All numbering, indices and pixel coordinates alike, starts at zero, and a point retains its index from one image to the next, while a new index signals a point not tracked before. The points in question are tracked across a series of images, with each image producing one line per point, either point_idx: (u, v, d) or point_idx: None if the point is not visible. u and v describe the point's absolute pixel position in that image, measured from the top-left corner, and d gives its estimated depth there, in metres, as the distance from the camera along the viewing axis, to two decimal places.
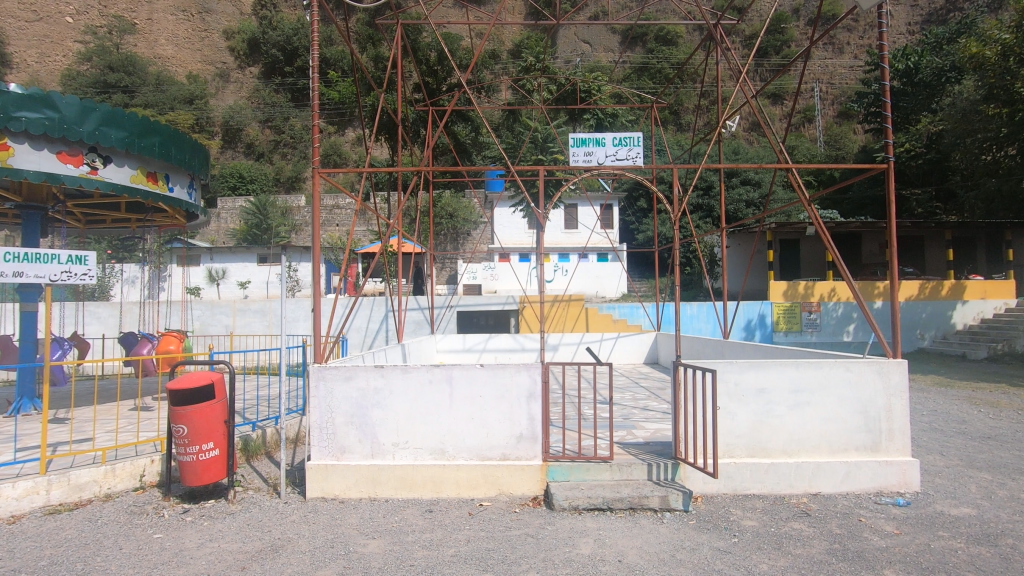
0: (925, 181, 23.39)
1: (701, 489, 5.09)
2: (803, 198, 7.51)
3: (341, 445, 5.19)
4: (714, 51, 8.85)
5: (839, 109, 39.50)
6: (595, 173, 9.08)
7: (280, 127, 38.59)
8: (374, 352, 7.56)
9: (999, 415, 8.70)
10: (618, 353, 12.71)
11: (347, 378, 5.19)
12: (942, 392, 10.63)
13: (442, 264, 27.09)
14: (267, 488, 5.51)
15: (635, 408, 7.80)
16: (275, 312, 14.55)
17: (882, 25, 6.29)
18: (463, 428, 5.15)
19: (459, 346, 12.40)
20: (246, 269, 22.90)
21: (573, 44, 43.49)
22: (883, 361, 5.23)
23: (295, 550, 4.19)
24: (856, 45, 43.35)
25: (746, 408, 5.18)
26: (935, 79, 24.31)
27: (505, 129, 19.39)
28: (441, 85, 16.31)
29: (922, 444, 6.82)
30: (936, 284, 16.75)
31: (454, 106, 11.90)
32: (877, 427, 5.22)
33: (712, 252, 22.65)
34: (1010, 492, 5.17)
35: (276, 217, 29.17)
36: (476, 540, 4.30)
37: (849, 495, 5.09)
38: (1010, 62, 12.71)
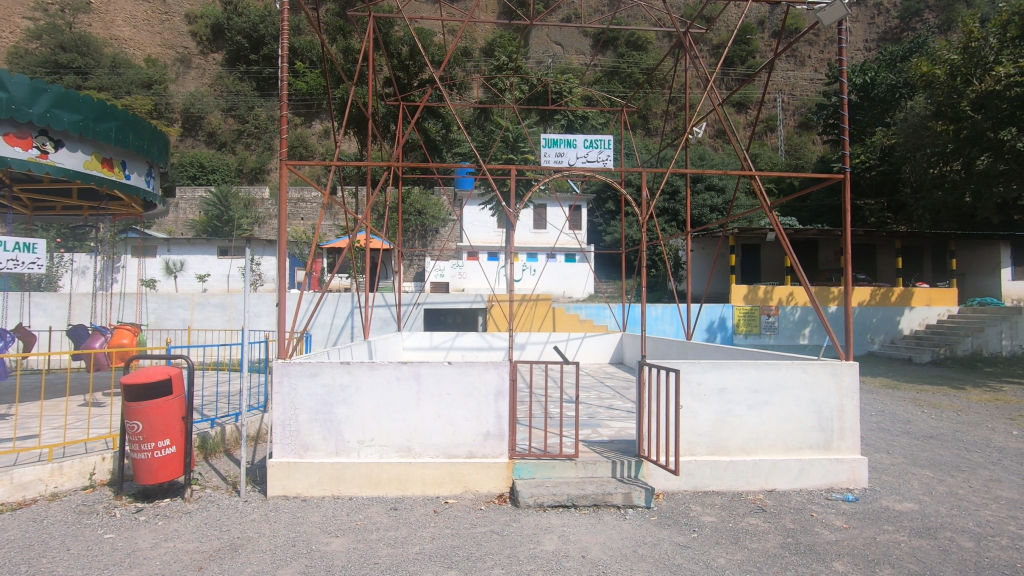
0: (877, 192, 24.36)
1: (662, 486, 5.21)
2: (765, 205, 7.61)
3: (304, 442, 5.10)
4: (683, 57, 8.98)
5: (799, 120, 40.94)
6: (566, 174, 9.14)
7: (244, 116, 37.56)
8: (340, 348, 7.44)
9: (941, 415, 9.20)
10: (584, 352, 12.85)
11: (312, 374, 5.11)
12: (891, 394, 11.14)
13: (410, 262, 26.85)
14: (226, 486, 5.37)
15: (600, 406, 7.92)
16: (236, 307, 14.20)
17: (842, 40, 6.55)
18: (430, 426, 5.14)
19: (426, 343, 12.36)
20: (206, 262, 22.14)
21: (545, 45, 43.76)
22: (836, 362, 5.46)
23: (254, 548, 4.11)
24: (816, 58, 45.04)
25: (707, 407, 5.33)
26: (888, 94, 25.46)
27: (475, 127, 19.15)
28: (413, 80, 16.67)
29: (871, 443, 7.13)
30: (886, 292, 17.76)
31: (426, 102, 11.52)
32: (830, 426, 5.44)
33: (677, 254, 23.15)
34: (949, 488, 5.48)
35: (238, 209, 28.43)
36: (441, 538, 4.30)
37: (802, 492, 5.30)
38: (956, 81, 13.35)
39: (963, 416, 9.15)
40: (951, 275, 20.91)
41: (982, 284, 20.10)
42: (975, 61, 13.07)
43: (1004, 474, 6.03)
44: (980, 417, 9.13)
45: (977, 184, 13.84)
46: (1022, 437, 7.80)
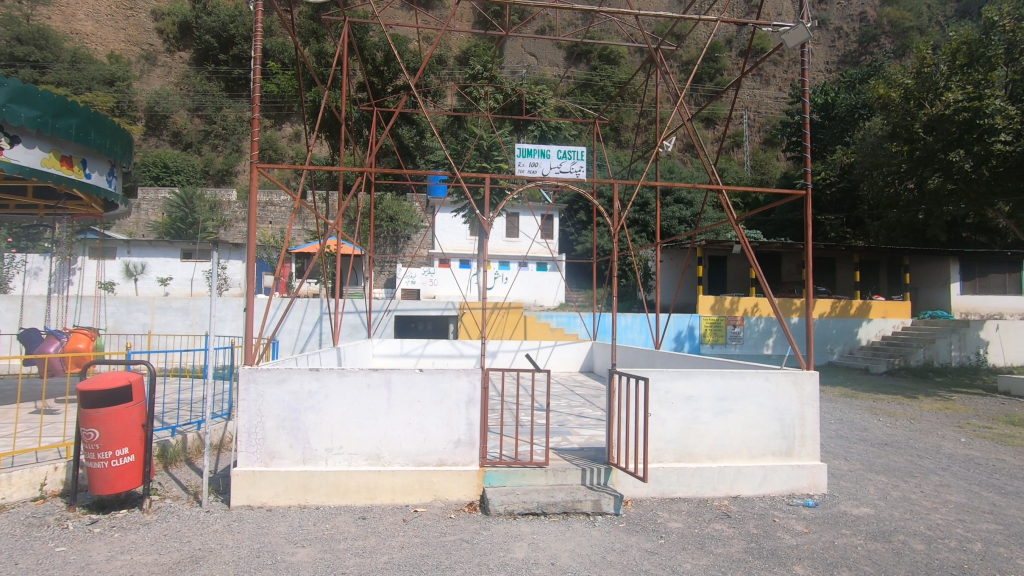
0: (837, 208, 25.26)
1: (631, 493, 5.27)
2: (731, 219, 7.74)
3: (270, 450, 4.99)
4: (654, 73, 9.20)
5: (764, 136, 42.26)
6: (539, 183, 9.21)
7: (211, 117, 36.73)
8: (308, 355, 7.34)
9: (895, 423, 9.57)
10: (555, 360, 12.94)
11: (280, 380, 5.02)
12: (849, 403, 11.53)
13: (381, 268, 26.63)
14: (186, 496, 5.20)
15: (570, 414, 8.00)
16: (200, 311, 13.83)
17: (804, 62, 6.82)
18: (400, 433, 5.10)
19: (396, 350, 12.28)
20: (168, 264, 21.48)
21: (519, 56, 44.25)
22: (798, 372, 5.65)
23: (216, 560, 3.99)
24: (780, 78, 46.72)
25: (675, 414, 5.43)
26: (848, 114, 26.51)
27: (449, 135, 19.17)
28: (387, 86, 16.69)
29: (830, 450, 7.37)
30: (846, 304, 18.40)
31: (400, 109, 11.41)
32: (792, 433, 5.61)
33: (646, 265, 23.53)
34: (903, 493, 5.71)
35: (204, 211, 27.71)
36: (410, 546, 4.26)
37: (765, 497, 5.43)
38: (910, 104, 14.03)
39: (915, 424, 9.54)
40: (905, 289, 21.77)
41: (934, 297, 21.00)
42: (927, 86, 13.79)
43: (953, 479, 6.31)
44: (931, 425, 9.54)
45: (927, 203, 14.45)
46: (970, 444, 8.18)
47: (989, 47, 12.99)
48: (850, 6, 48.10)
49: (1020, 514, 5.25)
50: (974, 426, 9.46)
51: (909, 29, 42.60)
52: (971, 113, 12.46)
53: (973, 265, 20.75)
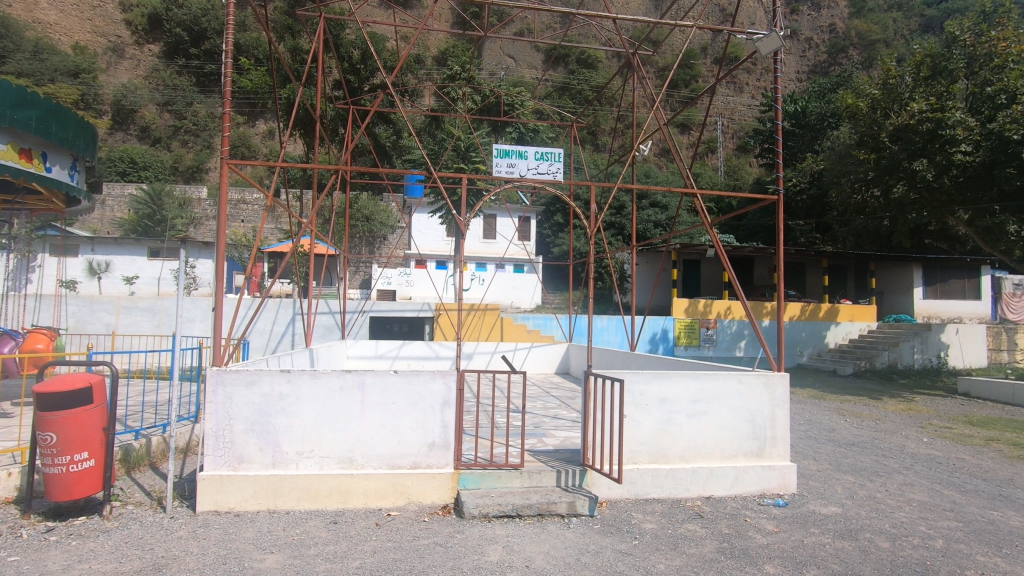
0: (807, 214, 25.84)
1: (606, 494, 5.29)
2: (705, 223, 7.77)
3: (239, 454, 4.86)
4: (631, 77, 9.24)
5: (738, 142, 43.16)
6: (516, 184, 9.18)
7: (181, 112, 35.84)
8: (280, 356, 7.16)
9: (861, 424, 9.83)
10: (531, 362, 12.92)
11: (249, 382, 4.89)
12: (818, 404, 11.79)
13: (357, 268, 26.37)
14: (150, 502, 5.03)
15: (545, 416, 7.99)
16: (167, 312, 13.43)
17: (777, 70, 6.95)
18: (374, 436, 5.02)
19: (370, 352, 12.16)
20: (135, 263, 20.87)
21: (498, 57, 44.32)
22: (769, 374, 5.74)
23: (180, 568, 3.86)
24: (753, 86, 47.83)
25: (649, 416, 5.46)
26: (818, 123, 27.20)
27: (427, 135, 19.07)
28: (363, 84, 16.49)
29: (799, 451, 7.52)
30: (815, 307, 18.73)
31: (377, 108, 11.09)
32: (763, 435, 5.70)
33: (622, 268, 23.69)
34: (868, 492, 5.86)
35: (172, 209, 27.06)
36: (383, 551, 4.18)
37: (737, 498, 5.51)
38: (877, 114, 14.41)
39: (880, 425, 9.80)
40: (871, 293, 22.39)
41: (898, 302, 21.63)
42: (893, 97, 14.20)
43: (916, 478, 6.50)
44: (896, 425, 9.80)
45: (891, 211, 14.87)
46: (931, 444, 8.44)
47: (950, 61, 13.52)
48: (820, 18, 49.41)
49: (978, 511, 5.43)
50: (936, 427, 9.75)
51: (876, 42, 44.00)
52: (934, 123, 12.91)
53: (934, 271, 21.47)
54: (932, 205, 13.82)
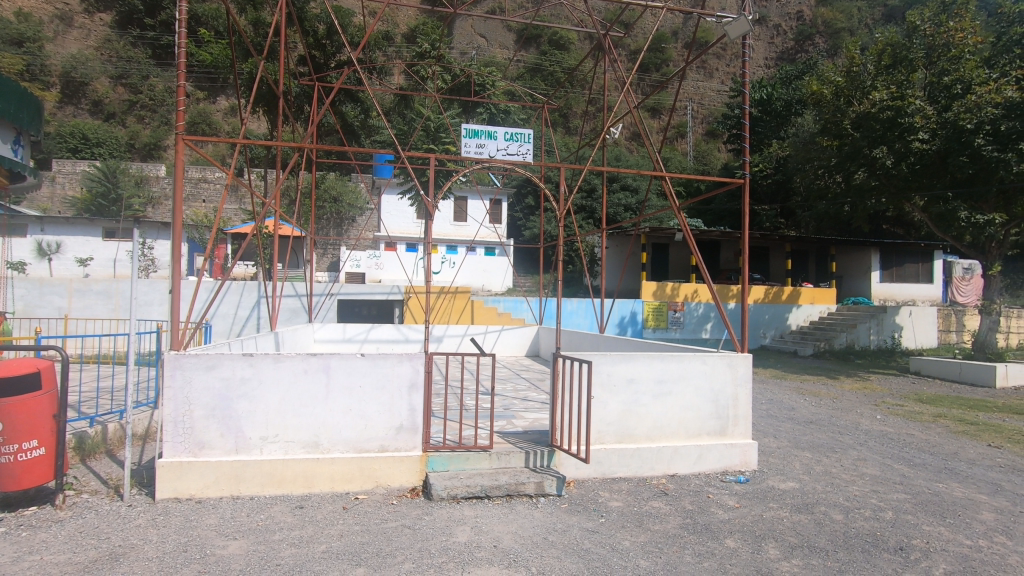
0: (772, 199, 26.34)
1: (573, 474, 5.36)
2: (673, 207, 7.76)
3: (199, 440, 4.73)
4: (602, 59, 9.16)
5: (707, 127, 43.67)
6: (485, 165, 9.08)
7: (136, 86, 34.24)
8: (243, 339, 6.99)
9: (819, 402, 10.20)
10: (501, 345, 12.94)
11: (209, 366, 4.75)
12: (779, 384, 12.18)
13: (324, 250, 25.91)
14: (107, 490, 4.88)
15: (515, 398, 8.05)
16: (122, 295, 12.92)
17: (745, 54, 6.97)
18: (340, 420, 4.95)
19: (338, 335, 11.98)
20: (88, 244, 20.02)
21: (469, 36, 43.57)
22: (732, 355, 5.87)
23: (139, 557, 3.76)
24: (723, 71, 48.36)
25: (617, 397, 5.53)
26: (784, 109, 27.68)
27: (396, 115, 18.70)
28: (328, 60, 15.96)
29: (760, 429, 7.76)
30: (778, 290, 19.21)
31: (342, 84, 10.60)
32: (725, 414, 5.85)
33: (592, 251, 23.84)
34: (824, 467, 6.09)
35: (128, 187, 25.95)
36: (349, 534, 4.16)
37: (700, 475, 5.65)
38: (840, 101, 14.75)
39: (837, 403, 10.20)
40: (831, 277, 23.08)
41: (856, 285, 22.37)
42: (856, 85, 14.54)
43: (870, 453, 6.79)
44: (852, 404, 10.21)
45: (851, 197, 15.27)
46: (884, 421, 8.82)
47: (910, 50, 13.86)
48: (789, 4, 50.06)
49: (926, 484, 5.71)
50: (888, 405, 10.20)
51: (841, 30, 44.78)
52: (894, 112, 13.26)
53: (890, 255, 22.28)
54: (890, 191, 14.21)
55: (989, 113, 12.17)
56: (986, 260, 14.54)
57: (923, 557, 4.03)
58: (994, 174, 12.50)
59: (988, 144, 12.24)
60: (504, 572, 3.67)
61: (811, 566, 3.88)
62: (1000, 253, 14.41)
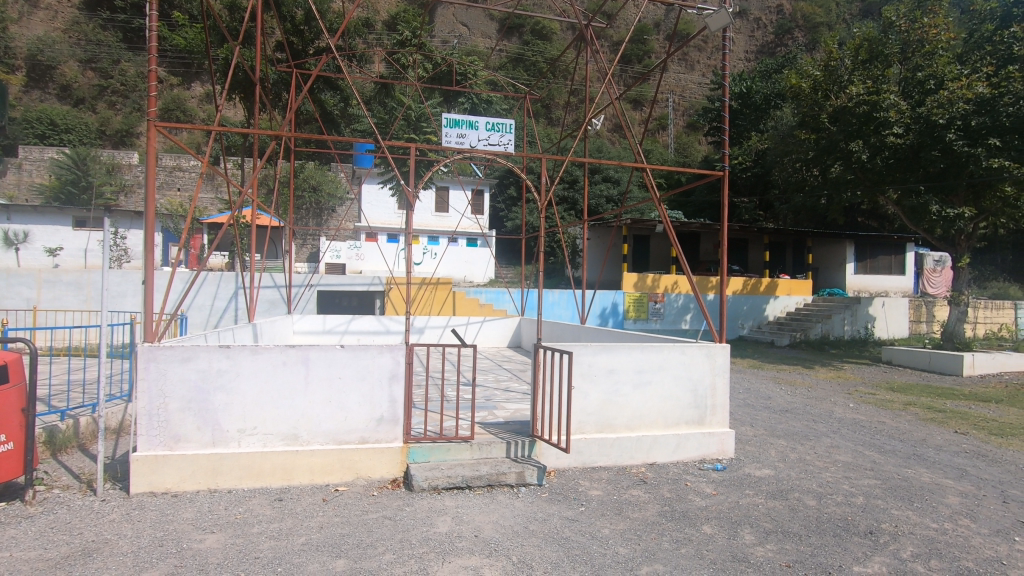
0: (751, 191, 26.66)
1: (554, 464, 5.39)
2: (654, 198, 7.78)
3: (175, 433, 4.65)
4: (583, 50, 9.12)
5: (688, 120, 43.98)
6: (467, 156, 9.01)
7: (107, 71, 33.23)
8: (219, 331, 6.87)
9: (794, 391, 10.44)
10: (483, 336, 12.94)
11: (184, 359, 4.66)
12: (756, 374, 12.40)
13: (304, 240, 25.58)
14: (79, 485, 4.77)
15: (496, 389, 8.07)
16: (94, 285, 12.59)
17: (725, 46, 7.00)
18: (319, 412, 4.91)
19: (318, 326, 11.87)
20: (57, 233, 19.46)
21: (451, 25, 43.12)
22: (711, 345, 5.95)
23: (114, 551, 3.69)
24: (704, 64, 48.69)
25: (597, 387, 5.58)
26: (763, 103, 27.97)
27: (376, 104, 18.46)
28: (307, 47, 15.67)
29: (738, 418, 7.91)
30: (756, 282, 19.50)
31: (321, 72, 10.31)
32: (704, 403, 5.94)
33: (574, 243, 23.90)
34: (798, 455, 6.23)
35: (99, 175, 25.23)
36: (330, 526, 4.14)
37: (678, 463, 5.74)
38: (818, 95, 14.78)
39: (812, 392, 10.45)
40: (807, 268, 23.51)
41: (831, 277, 22.83)
42: (833, 79, 14.59)
43: (842, 441, 6.97)
44: (826, 392, 10.46)
45: (827, 190, 15.37)
46: (856, 409, 9.06)
47: (886, 45, 14.06)
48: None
49: (895, 469, 5.89)
50: (861, 393, 10.48)
51: (819, 25, 45.34)
52: (871, 106, 13.44)
53: (865, 248, 22.76)
54: (865, 184, 14.44)
55: (961, 109, 12.51)
56: (956, 253, 14.94)
57: (892, 540, 4.16)
58: (964, 169, 12.86)
59: (959, 139, 12.57)
60: (485, 561, 3.69)
61: (785, 551, 3.97)
62: (969, 246, 14.82)
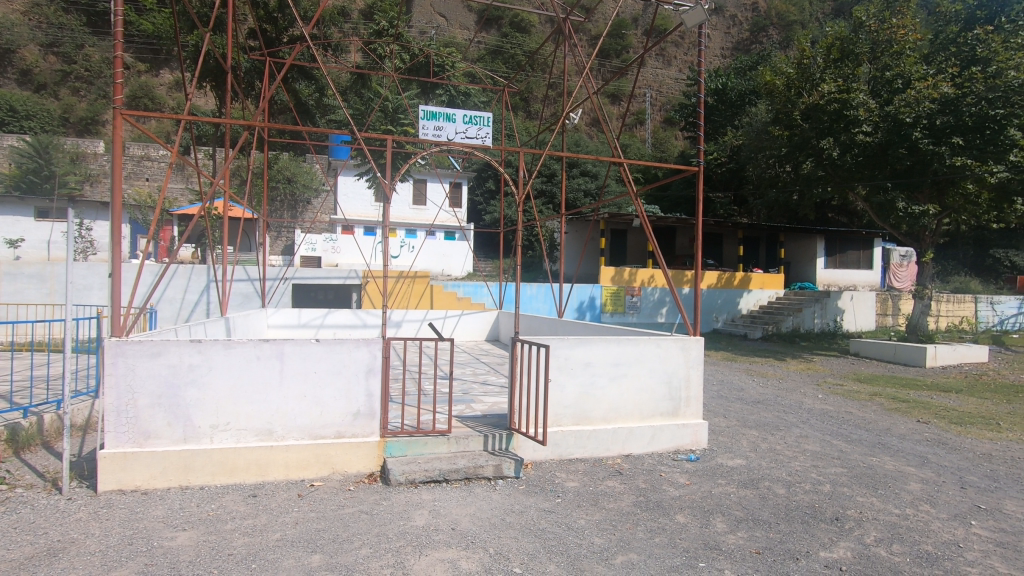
0: (726, 186, 27.04)
1: (531, 456, 5.43)
2: (632, 193, 7.80)
3: (144, 429, 4.55)
4: (561, 44, 9.09)
5: (665, 115, 44.41)
6: (444, 148, 8.94)
7: (70, 55, 32.04)
8: (191, 325, 6.73)
9: (766, 382, 10.69)
10: (461, 330, 12.91)
11: (154, 354, 4.55)
12: (729, 366, 12.65)
13: (278, 233, 25.16)
14: (43, 484, 4.64)
15: (474, 382, 8.08)
16: (58, 278, 12.21)
17: (701, 43, 7.05)
18: (294, 407, 4.85)
19: (293, 320, 11.69)
20: (18, 224, 18.78)
21: (429, 15, 42.64)
22: (685, 338, 6.05)
23: (80, 551, 3.61)
24: (681, 59, 49.13)
25: (574, 380, 5.62)
26: (738, 99, 28.34)
27: (353, 95, 18.21)
28: (280, 35, 15.34)
29: (711, 409, 8.07)
30: (730, 276, 19.83)
31: (295, 61, 10.06)
32: (678, 395, 6.04)
33: (552, 236, 23.97)
34: (769, 445, 6.39)
35: (62, 164, 24.36)
36: (305, 521, 4.11)
37: (653, 454, 5.84)
38: (791, 92, 15.05)
39: (783, 383, 10.72)
40: (779, 263, 24.01)
41: (802, 271, 23.35)
42: (806, 77, 14.86)
43: (811, 430, 7.17)
44: (796, 384, 10.74)
45: (799, 186, 15.72)
46: (825, 399, 9.32)
47: (857, 45, 14.33)
48: None
49: (861, 458, 6.09)
50: (830, 384, 10.79)
51: (793, 23, 46.09)
52: (841, 104, 13.72)
53: (834, 243, 23.33)
54: (835, 181, 14.79)
55: (927, 108, 12.86)
56: (920, 248, 15.41)
57: (856, 526, 4.30)
58: (929, 166, 13.25)
59: (925, 137, 12.96)
60: (462, 553, 3.71)
61: (755, 538, 4.08)
62: (932, 241, 15.30)
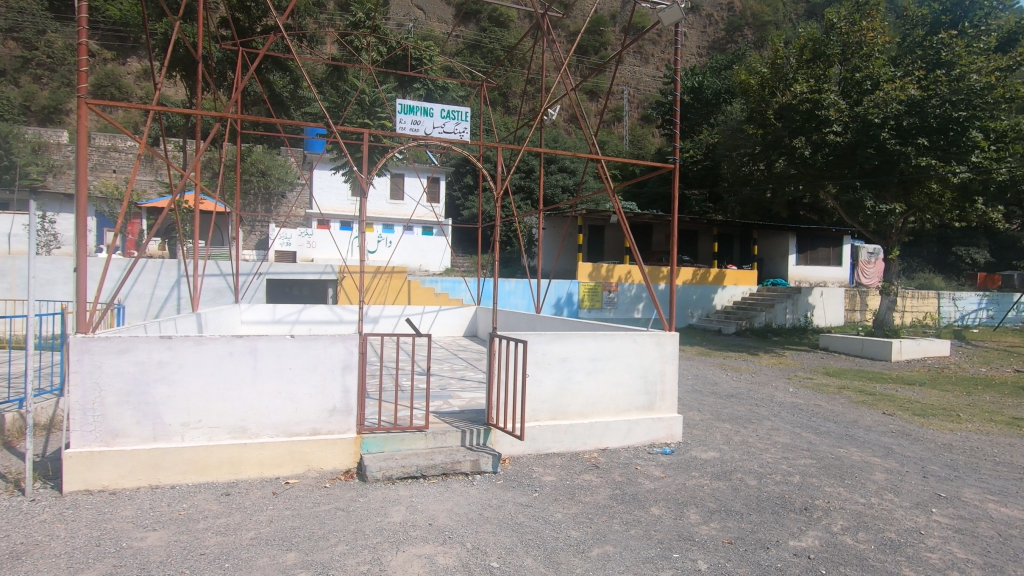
0: (702, 184, 27.42)
1: (508, 451, 5.45)
2: (609, 189, 7.85)
3: (112, 428, 4.43)
4: (540, 40, 9.08)
5: (642, 113, 44.84)
6: (421, 143, 8.88)
7: (31, 41, 30.85)
8: (161, 321, 6.57)
9: (739, 377, 10.92)
10: (438, 325, 12.87)
11: (121, 350, 4.44)
12: (704, 360, 12.87)
13: (251, 227, 24.69)
14: (5, 485, 4.48)
15: (451, 377, 8.08)
16: (19, 273, 11.79)
17: (677, 42, 7.13)
18: (268, 404, 4.78)
19: (267, 316, 11.47)
20: None
21: (406, 7, 42.17)
22: (660, 333, 6.13)
23: (45, 554, 3.51)
24: (658, 57, 49.59)
25: (551, 375, 5.66)
26: (714, 98, 28.71)
27: (328, 87, 17.94)
28: (253, 24, 15.00)
29: (685, 403, 8.21)
30: (705, 272, 20.13)
31: (269, 51, 9.79)
32: (653, 389, 6.12)
33: (530, 232, 24.00)
34: (742, 437, 6.53)
35: (23, 153, 23.47)
36: (280, 519, 4.06)
37: (629, 448, 5.91)
38: (765, 91, 15.27)
39: (755, 377, 10.97)
40: (753, 259, 24.47)
41: (775, 268, 23.85)
42: (779, 77, 15.10)
43: (782, 423, 7.35)
44: (768, 378, 10.99)
45: (772, 184, 16.03)
46: (795, 393, 9.57)
47: (828, 46, 14.60)
48: None
49: (829, 449, 6.27)
50: (800, 378, 11.08)
51: (767, 23, 46.89)
52: (813, 104, 13.99)
53: (805, 240, 23.88)
54: (807, 179, 15.12)
55: (894, 109, 13.21)
56: (887, 245, 15.88)
57: (824, 516, 4.43)
58: (896, 166, 13.64)
59: (892, 138, 13.33)
60: (438, 549, 3.71)
61: (728, 528, 4.17)
62: (898, 239, 15.76)
